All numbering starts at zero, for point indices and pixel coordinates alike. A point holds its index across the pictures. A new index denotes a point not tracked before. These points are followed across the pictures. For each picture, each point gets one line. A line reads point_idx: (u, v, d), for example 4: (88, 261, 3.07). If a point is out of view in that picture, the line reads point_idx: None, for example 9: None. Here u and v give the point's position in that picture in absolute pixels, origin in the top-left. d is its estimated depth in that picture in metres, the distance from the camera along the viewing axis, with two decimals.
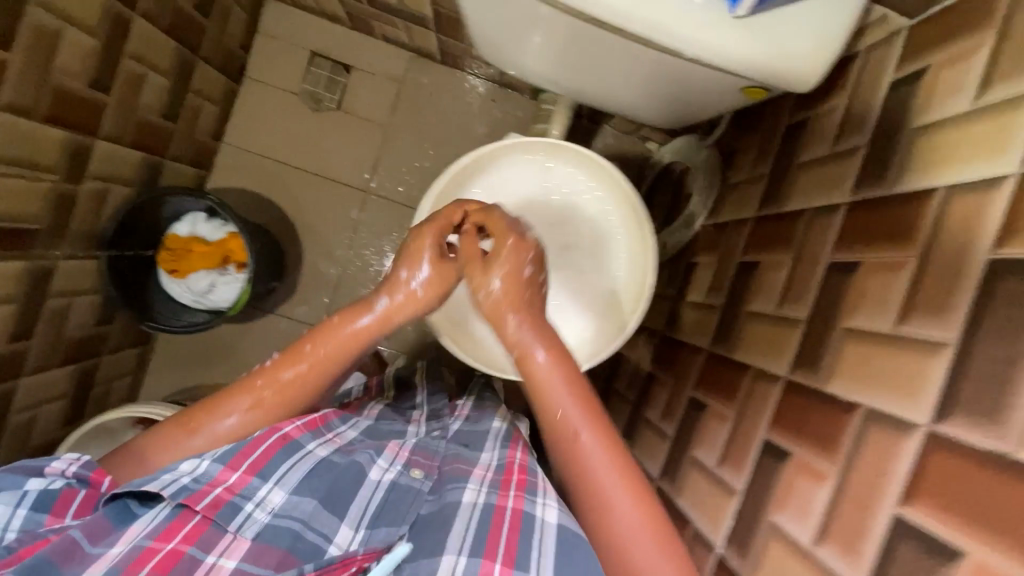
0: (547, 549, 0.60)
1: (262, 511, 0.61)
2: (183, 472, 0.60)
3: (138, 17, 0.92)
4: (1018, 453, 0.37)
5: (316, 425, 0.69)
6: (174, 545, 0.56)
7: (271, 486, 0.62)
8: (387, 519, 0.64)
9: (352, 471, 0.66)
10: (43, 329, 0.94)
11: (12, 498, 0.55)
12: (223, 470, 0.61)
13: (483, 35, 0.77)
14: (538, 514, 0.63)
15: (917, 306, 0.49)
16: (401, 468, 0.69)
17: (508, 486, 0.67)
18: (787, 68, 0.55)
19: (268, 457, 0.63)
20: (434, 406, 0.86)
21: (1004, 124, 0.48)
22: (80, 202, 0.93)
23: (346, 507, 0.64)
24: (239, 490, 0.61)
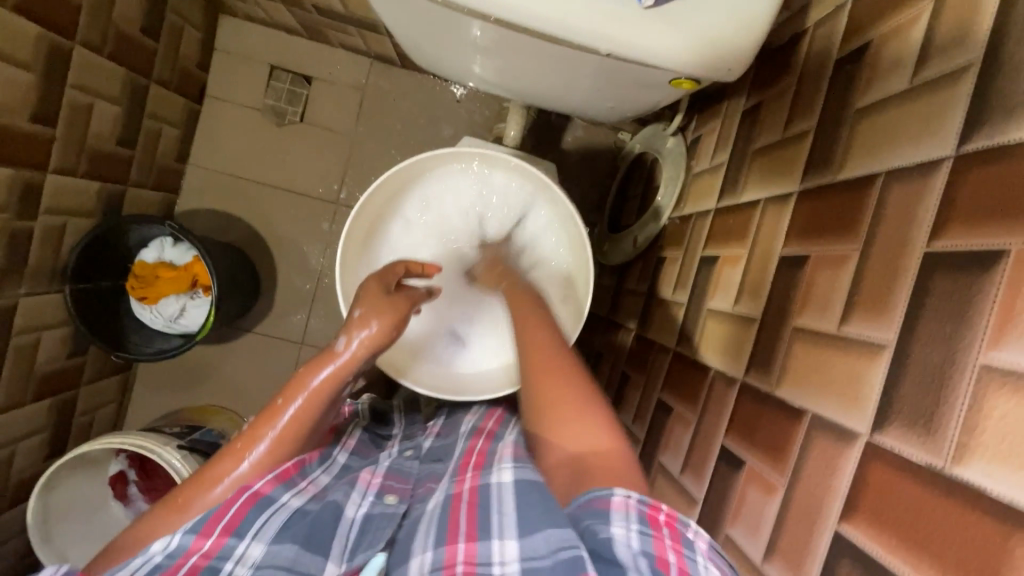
0: (506, 508, 0.50)
1: (242, 568, 0.52)
2: (154, 552, 0.53)
3: (78, 46, 0.92)
4: (950, 468, 0.34)
5: (288, 475, 0.61)
6: None
7: (247, 540, 0.54)
8: (365, 546, 0.56)
9: (329, 511, 0.59)
10: (14, 367, 0.93)
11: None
12: (197, 538, 0.54)
13: (415, 42, 0.74)
14: (494, 481, 0.54)
15: (858, 303, 0.46)
16: (375, 497, 0.62)
17: (465, 474, 0.59)
18: (706, 58, 0.56)
19: (240, 514, 0.56)
20: (409, 431, 0.83)
21: (940, 101, 0.44)
22: (36, 237, 0.93)
23: (328, 546, 0.56)
24: (215, 553, 0.53)
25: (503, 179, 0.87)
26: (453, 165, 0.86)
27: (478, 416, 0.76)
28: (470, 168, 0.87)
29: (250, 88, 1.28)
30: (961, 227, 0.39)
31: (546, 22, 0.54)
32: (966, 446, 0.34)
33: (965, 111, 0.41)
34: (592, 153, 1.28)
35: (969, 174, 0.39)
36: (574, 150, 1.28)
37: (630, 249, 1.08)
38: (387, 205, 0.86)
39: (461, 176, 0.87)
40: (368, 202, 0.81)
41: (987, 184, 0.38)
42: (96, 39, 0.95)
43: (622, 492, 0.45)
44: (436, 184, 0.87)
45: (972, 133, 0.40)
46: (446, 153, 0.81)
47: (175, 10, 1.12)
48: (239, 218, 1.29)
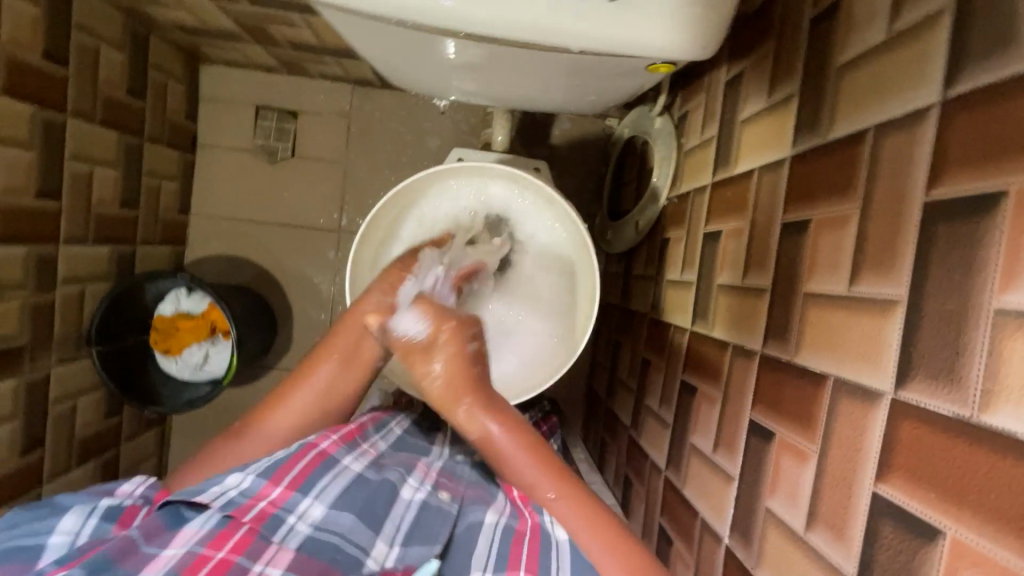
0: (565, 558, 0.58)
1: (303, 523, 0.57)
2: (229, 485, 0.58)
3: (70, 118, 0.94)
4: (978, 418, 0.34)
5: (350, 438, 0.69)
6: (224, 554, 0.51)
7: (310, 498, 0.59)
8: (421, 538, 0.60)
9: (386, 489, 0.64)
10: (54, 435, 0.96)
11: (83, 511, 0.56)
12: (267, 484, 0.59)
13: (393, 67, 0.74)
14: (553, 532, 0.60)
15: (866, 262, 0.46)
16: (430, 488, 0.67)
17: (522, 502, 0.66)
18: (677, 40, 0.56)
19: (306, 472, 0.61)
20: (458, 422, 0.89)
21: (920, 48, 0.43)
22: (58, 308, 0.96)
23: (380, 523, 0.60)
24: (282, 503, 0.58)
25: (506, 190, 0.89)
26: (454, 181, 0.87)
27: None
28: (470, 181, 0.88)
29: (239, 131, 1.30)
30: (957, 171, 0.38)
31: (516, 29, 0.54)
32: (990, 393, 0.34)
33: (946, 55, 0.41)
34: (582, 143, 1.28)
35: (957, 119, 0.39)
36: (564, 143, 1.28)
37: (633, 234, 1.07)
38: (388, 231, 0.88)
39: (461, 191, 0.89)
40: (369, 231, 0.83)
41: (977, 126, 0.37)
42: (87, 108, 0.98)
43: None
44: (438, 197, 0.89)
45: (956, 76, 0.40)
46: (448, 171, 0.84)
47: (156, 67, 1.15)
48: (247, 259, 1.31)
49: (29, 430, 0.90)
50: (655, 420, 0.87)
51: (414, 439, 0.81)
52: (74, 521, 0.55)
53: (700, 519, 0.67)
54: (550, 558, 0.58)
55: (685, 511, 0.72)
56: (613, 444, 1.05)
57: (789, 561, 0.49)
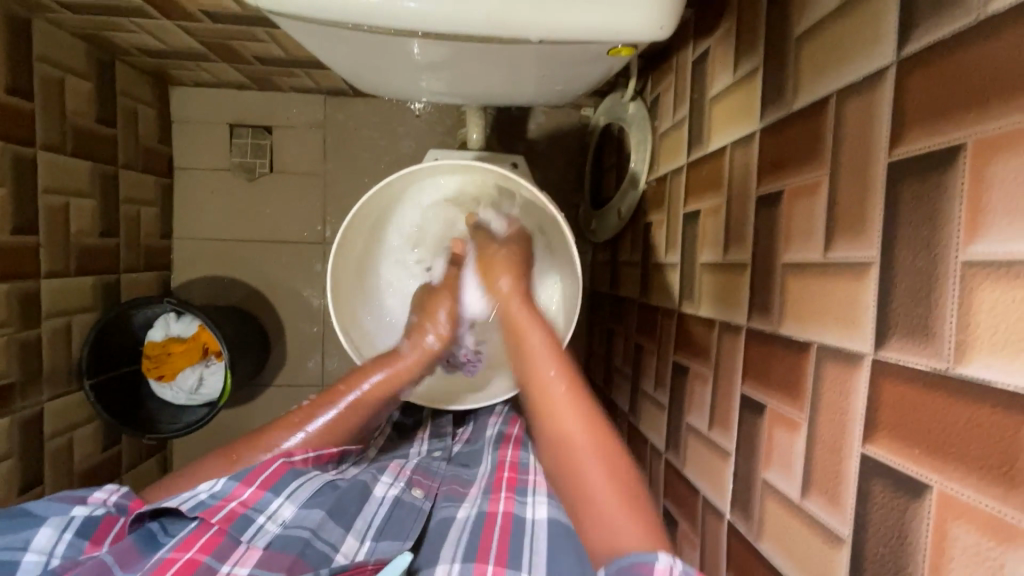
0: (540, 547, 0.58)
1: (273, 523, 0.60)
2: (200, 490, 0.61)
3: (40, 151, 0.93)
4: (954, 369, 0.34)
5: (329, 457, 0.67)
6: (192, 555, 0.54)
7: (281, 500, 0.61)
8: (390, 534, 0.61)
9: (357, 490, 0.65)
10: (53, 471, 0.96)
11: (58, 525, 0.56)
12: (239, 485, 0.60)
13: (358, 72, 0.73)
14: (529, 512, 0.62)
15: (840, 227, 0.46)
16: (404, 485, 0.67)
17: (500, 487, 0.67)
18: (636, 21, 0.55)
19: (278, 474, 0.62)
20: (435, 418, 0.89)
21: (873, 10, 0.44)
22: (45, 344, 0.95)
23: (351, 520, 0.62)
24: (252, 503, 0.60)
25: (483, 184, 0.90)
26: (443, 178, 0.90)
27: (501, 419, 0.84)
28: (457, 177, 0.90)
29: (214, 151, 1.29)
30: (918, 127, 0.38)
31: (474, 25, 0.54)
32: (964, 343, 0.34)
33: (898, 15, 0.41)
34: (559, 134, 1.28)
35: (912, 78, 0.39)
36: (541, 136, 1.28)
37: (616, 221, 1.08)
38: (370, 241, 0.89)
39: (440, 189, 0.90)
40: (348, 240, 0.84)
41: (933, 81, 0.37)
42: (57, 139, 0.97)
43: (665, 558, 0.44)
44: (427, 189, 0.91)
45: (909, 35, 0.40)
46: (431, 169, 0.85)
47: (125, 93, 1.14)
48: (234, 278, 1.30)
49: (26, 469, 0.90)
50: (651, 403, 0.88)
51: (392, 445, 0.82)
52: (49, 536, 0.56)
53: (703, 497, 0.67)
54: (525, 545, 0.58)
55: (688, 491, 0.72)
56: None
57: (789, 529, 0.50)
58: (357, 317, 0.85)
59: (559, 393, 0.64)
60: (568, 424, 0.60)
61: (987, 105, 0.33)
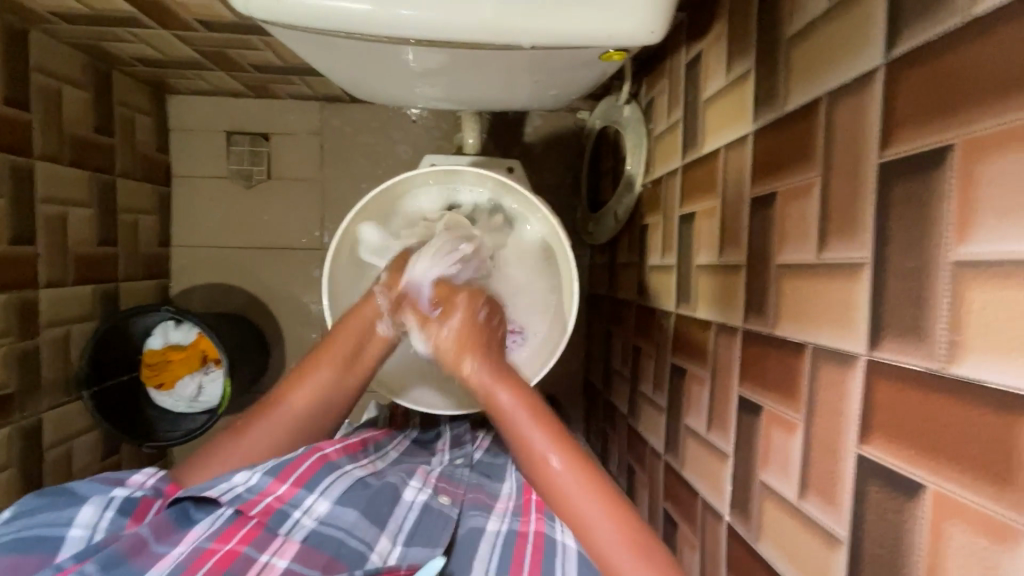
0: (570, 564, 0.58)
1: (308, 518, 0.59)
2: (237, 482, 0.59)
3: (37, 161, 0.94)
4: (948, 369, 0.34)
5: (352, 449, 0.69)
6: (231, 546, 0.54)
7: (315, 495, 0.61)
8: (422, 540, 0.61)
9: (387, 492, 0.64)
10: (52, 480, 0.95)
11: (99, 503, 0.57)
12: (273, 481, 0.60)
13: (354, 79, 0.74)
14: (560, 538, 0.61)
15: (832, 228, 0.46)
16: (432, 491, 0.67)
17: (529, 511, 0.66)
18: (627, 25, 0.56)
19: (312, 471, 0.62)
20: (456, 432, 0.88)
21: (862, 12, 0.44)
22: (44, 353, 0.95)
23: (384, 521, 0.61)
24: (287, 499, 0.59)
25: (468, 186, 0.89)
26: (434, 185, 0.89)
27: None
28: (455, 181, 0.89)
29: (212, 159, 1.29)
30: (908, 128, 0.39)
31: (466, 31, 0.55)
32: (956, 343, 0.34)
33: (886, 17, 0.41)
34: (555, 138, 1.29)
35: (901, 80, 0.39)
36: (537, 140, 1.28)
37: (613, 224, 1.08)
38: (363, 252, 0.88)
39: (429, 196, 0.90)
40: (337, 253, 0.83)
41: (922, 82, 0.37)
42: (54, 149, 0.97)
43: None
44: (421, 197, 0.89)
45: (897, 37, 0.40)
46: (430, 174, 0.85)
47: (122, 102, 1.14)
48: (233, 285, 1.31)
49: (26, 478, 0.90)
50: (650, 406, 0.88)
51: (412, 457, 0.81)
52: (90, 514, 0.56)
53: (702, 499, 0.67)
54: (555, 561, 0.58)
55: (687, 493, 0.72)
56: (613, 435, 1.06)
57: (787, 530, 0.50)
58: None
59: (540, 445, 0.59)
60: (561, 477, 0.57)
61: (976, 106, 0.34)
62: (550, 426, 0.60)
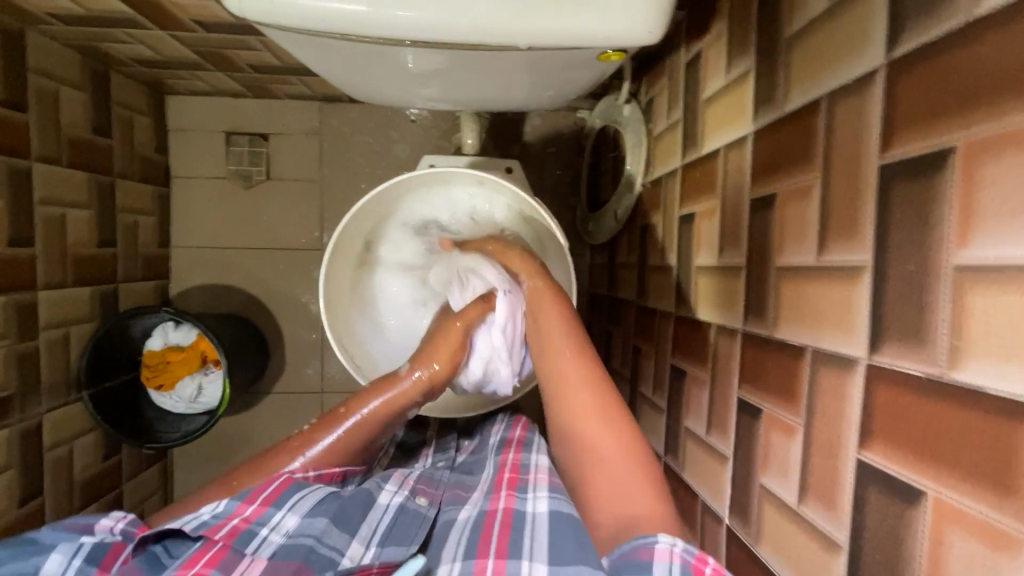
0: (540, 535, 0.57)
1: (277, 534, 0.59)
2: (203, 511, 0.60)
3: (35, 162, 0.93)
4: (949, 375, 0.34)
5: (330, 478, 0.67)
6: (197, 571, 0.53)
7: (285, 511, 0.60)
8: (396, 539, 0.61)
9: (360, 498, 0.63)
10: (52, 483, 0.95)
11: (67, 551, 0.54)
12: (240, 504, 0.60)
13: (352, 81, 0.73)
14: (531, 507, 0.61)
15: (832, 231, 0.45)
16: (408, 492, 0.67)
17: (501, 488, 0.66)
18: (625, 26, 0.55)
19: (278, 491, 0.61)
20: (440, 440, 0.89)
21: (863, 12, 0.43)
22: (43, 355, 0.95)
23: (356, 526, 0.61)
24: (254, 519, 0.59)
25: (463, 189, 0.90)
26: (431, 188, 0.89)
27: (505, 425, 0.84)
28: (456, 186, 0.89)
29: (210, 159, 1.29)
30: (909, 130, 0.38)
31: (463, 31, 0.54)
32: (958, 349, 0.34)
33: (887, 17, 0.41)
34: (555, 137, 1.28)
35: (901, 81, 0.39)
36: (536, 139, 1.28)
37: (612, 224, 1.07)
38: (362, 255, 0.89)
39: (427, 199, 0.90)
40: (337, 258, 0.83)
41: (924, 83, 0.37)
42: (52, 151, 0.97)
43: (665, 539, 0.44)
44: (423, 202, 0.90)
45: (898, 38, 0.40)
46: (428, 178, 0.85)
47: (120, 103, 1.14)
48: (232, 286, 1.30)
49: (25, 481, 0.89)
50: (650, 407, 0.87)
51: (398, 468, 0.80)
52: (57, 563, 0.53)
53: (701, 502, 0.67)
54: (524, 534, 0.57)
55: (686, 495, 0.72)
56: None
57: (786, 535, 0.49)
58: (351, 327, 0.86)
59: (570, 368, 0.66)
60: (579, 394, 0.63)
61: (977, 108, 0.33)
62: (593, 371, 0.65)
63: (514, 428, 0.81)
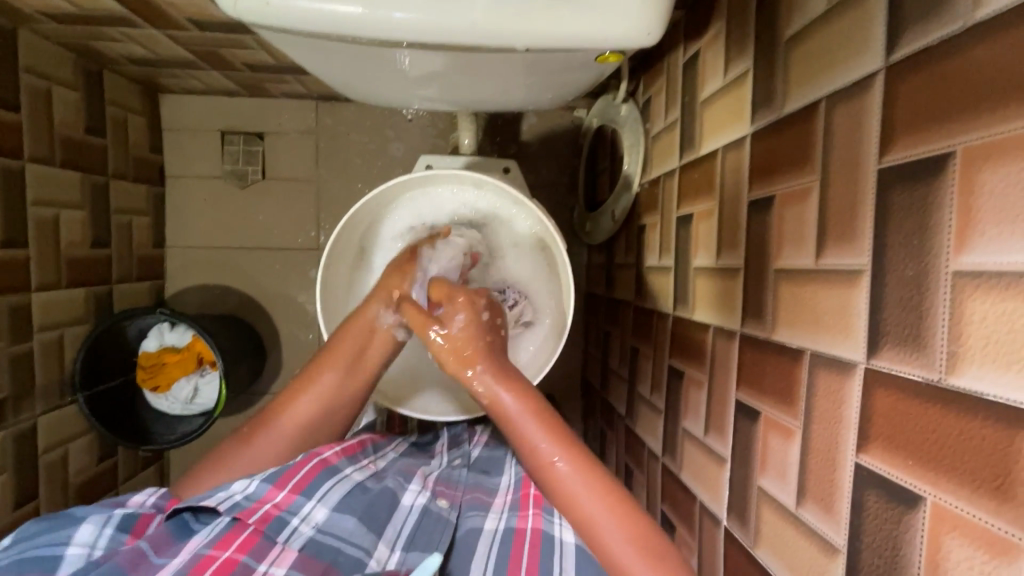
0: (567, 565, 0.58)
1: (307, 525, 0.59)
2: (235, 490, 0.60)
3: (28, 163, 0.92)
4: (947, 380, 0.34)
5: (351, 452, 0.69)
6: (229, 554, 0.53)
7: (314, 502, 0.61)
8: (422, 543, 0.61)
9: (387, 497, 0.64)
10: (48, 486, 0.95)
11: (98, 521, 0.56)
12: (271, 488, 0.60)
13: (350, 83, 0.73)
14: (558, 534, 0.61)
15: (829, 235, 0.45)
16: (430, 494, 0.67)
17: (528, 505, 0.65)
18: (622, 29, 0.55)
19: (309, 477, 0.62)
20: (454, 432, 0.89)
21: (862, 14, 0.43)
22: (37, 357, 0.94)
23: (381, 527, 0.61)
24: (285, 506, 0.60)
25: (454, 189, 0.89)
26: (423, 189, 0.88)
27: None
28: (444, 187, 0.89)
29: (206, 159, 1.28)
30: (907, 136, 0.38)
31: (460, 33, 0.54)
32: (956, 355, 0.34)
33: (886, 20, 0.41)
34: (551, 137, 1.28)
35: (900, 86, 0.39)
36: (533, 139, 1.27)
37: (610, 224, 1.07)
38: (355, 258, 0.88)
39: (420, 200, 0.90)
40: (330, 262, 0.82)
41: (923, 86, 0.37)
42: (45, 151, 0.96)
43: None
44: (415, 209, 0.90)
45: (897, 41, 0.39)
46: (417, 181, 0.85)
47: (114, 102, 1.13)
48: (228, 286, 1.30)
49: (20, 483, 0.89)
50: (648, 407, 0.87)
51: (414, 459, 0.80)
52: (89, 532, 0.55)
53: (699, 503, 0.67)
54: (553, 561, 0.58)
55: (684, 496, 0.72)
56: (611, 435, 1.05)
57: (783, 536, 0.50)
58: None
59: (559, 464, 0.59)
60: (579, 497, 0.57)
61: (977, 113, 0.33)
62: (582, 465, 0.58)
63: None
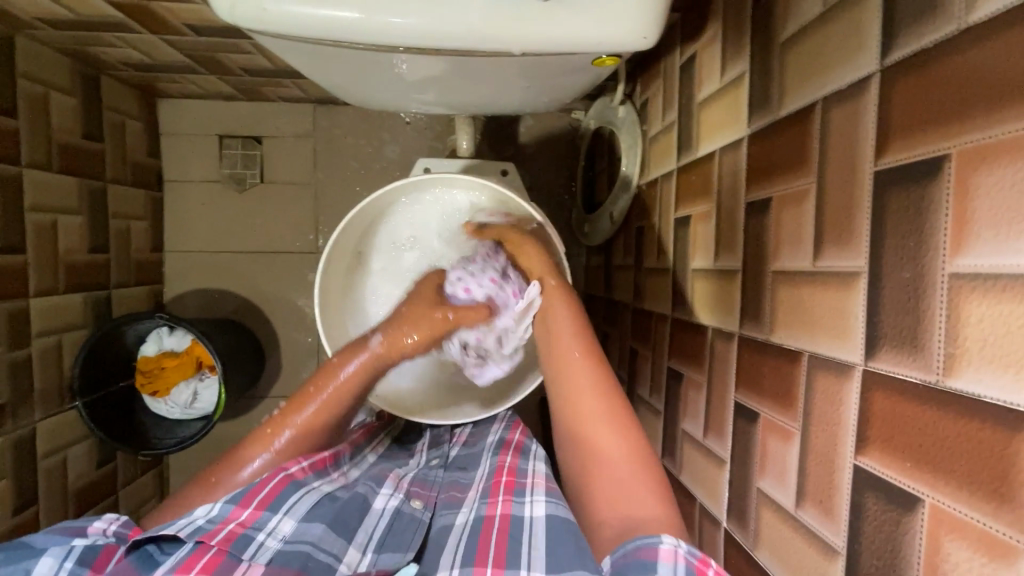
0: (538, 543, 0.56)
1: (274, 539, 0.57)
2: (197, 515, 0.58)
3: (25, 168, 0.92)
4: (945, 382, 0.34)
5: (322, 465, 0.67)
6: None
7: (281, 515, 0.59)
8: (392, 545, 0.62)
9: (356, 502, 0.65)
10: (46, 492, 0.95)
11: (59, 554, 0.53)
12: (236, 508, 0.58)
13: (347, 88, 0.73)
14: (526, 512, 0.60)
15: (826, 237, 0.45)
16: (403, 496, 0.68)
17: (497, 492, 0.65)
18: (618, 32, 0.55)
19: (274, 492, 0.61)
20: (436, 432, 0.89)
21: (856, 18, 0.43)
22: (35, 364, 0.94)
23: (352, 532, 0.61)
24: (250, 523, 0.58)
25: (445, 191, 0.89)
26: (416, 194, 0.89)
27: (504, 425, 0.83)
28: (425, 192, 0.89)
29: (204, 163, 1.28)
30: (903, 138, 0.38)
31: (458, 36, 0.54)
32: (954, 357, 0.34)
33: (880, 23, 0.41)
34: (549, 139, 1.28)
35: (895, 88, 0.39)
36: (531, 141, 1.27)
37: (608, 225, 1.07)
38: (353, 266, 0.89)
39: (413, 205, 0.90)
40: (329, 270, 0.83)
41: (918, 89, 0.37)
42: (42, 157, 0.96)
43: (670, 540, 0.45)
44: (401, 219, 0.90)
45: (891, 43, 0.40)
46: (403, 188, 0.85)
47: (111, 107, 1.13)
48: (226, 290, 1.30)
49: (19, 490, 0.89)
50: (647, 409, 0.87)
51: (394, 459, 0.81)
52: (49, 565, 0.52)
53: (699, 505, 0.67)
54: (522, 548, 0.56)
55: (684, 498, 0.72)
56: None
57: (783, 538, 0.50)
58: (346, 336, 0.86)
59: (578, 368, 0.65)
60: (586, 399, 0.62)
61: (972, 116, 0.33)
62: (598, 372, 0.64)
63: (512, 430, 0.81)
